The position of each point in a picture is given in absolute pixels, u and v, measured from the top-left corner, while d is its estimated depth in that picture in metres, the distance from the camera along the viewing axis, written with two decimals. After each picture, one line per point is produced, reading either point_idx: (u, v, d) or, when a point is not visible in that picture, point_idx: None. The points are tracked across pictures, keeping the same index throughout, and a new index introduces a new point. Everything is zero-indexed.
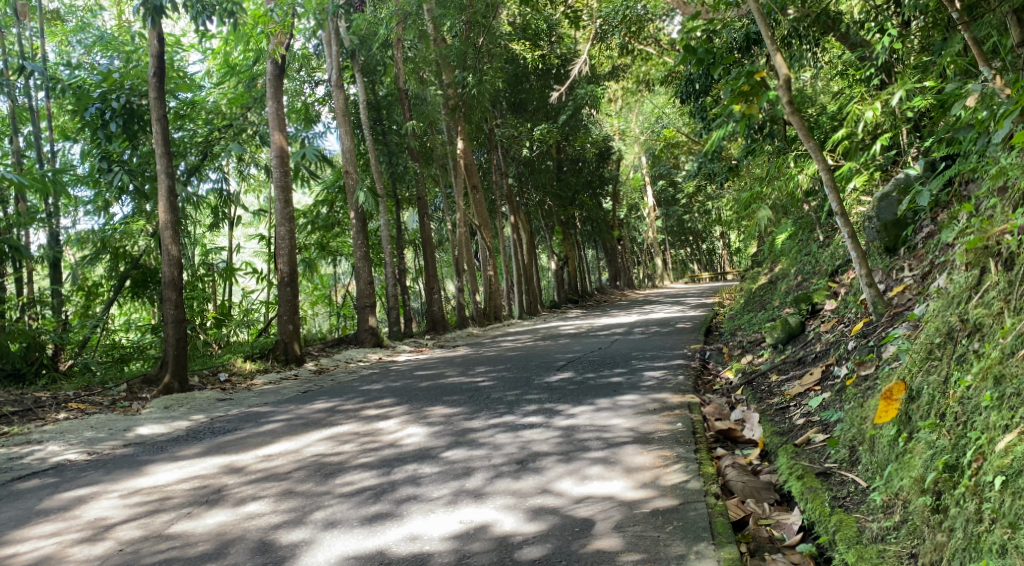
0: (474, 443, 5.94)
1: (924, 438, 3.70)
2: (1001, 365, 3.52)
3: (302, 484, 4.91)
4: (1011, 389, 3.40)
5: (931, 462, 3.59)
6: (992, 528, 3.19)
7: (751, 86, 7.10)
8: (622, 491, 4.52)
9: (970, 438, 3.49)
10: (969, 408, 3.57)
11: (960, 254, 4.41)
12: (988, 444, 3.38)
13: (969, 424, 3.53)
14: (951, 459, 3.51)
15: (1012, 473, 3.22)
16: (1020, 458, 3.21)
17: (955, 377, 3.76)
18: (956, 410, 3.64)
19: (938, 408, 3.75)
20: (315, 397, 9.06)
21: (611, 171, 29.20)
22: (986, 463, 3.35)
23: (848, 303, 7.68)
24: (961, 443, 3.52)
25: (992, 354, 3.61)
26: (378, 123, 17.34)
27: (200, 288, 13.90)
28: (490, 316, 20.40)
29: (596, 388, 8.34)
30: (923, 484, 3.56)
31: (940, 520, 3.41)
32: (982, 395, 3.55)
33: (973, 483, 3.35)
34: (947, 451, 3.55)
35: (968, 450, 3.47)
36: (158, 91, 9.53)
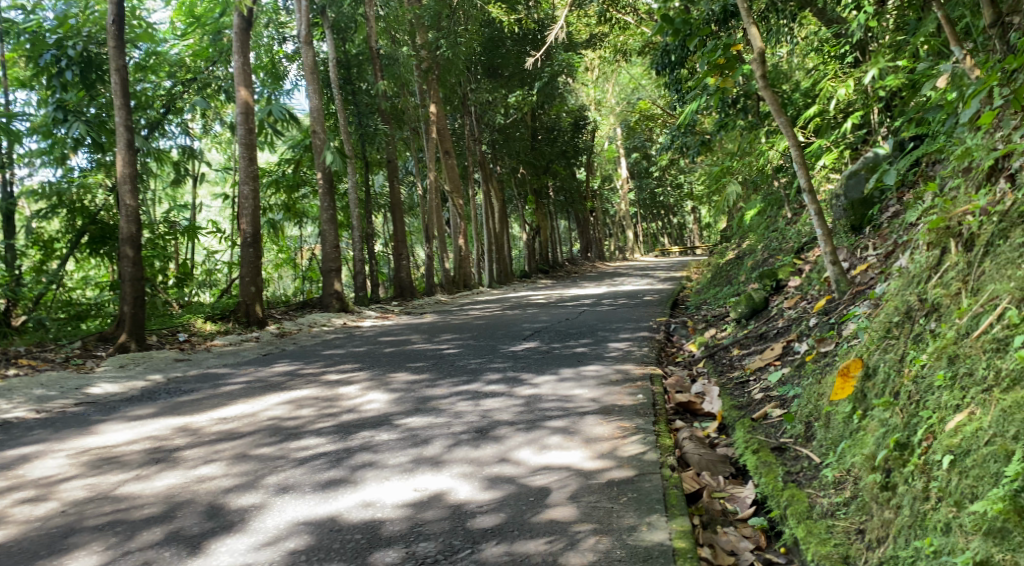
0: (434, 411, 5.92)
1: (878, 416, 3.71)
2: (956, 345, 3.51)
3: (258, 447, 4.87)
4: (964, 368, 3.38)
5: (883, 440, 3.59)
6: (937, 507, 3.14)
7: (727, 60, 7.06)
8: (581, 461, 4.52)
9: (921, 417, 3.46)
10: (922, 388, 3.55)
11: (924, 234, 4.41)
12: (938, 424, 3.36)
13: (921, 403, 3.51)
14: (903, 438, 3.49)
15: (961, 452, 3.17)
16: (968, 438, 3.16)
17: (911, 357, 3.75)
18: (910, 389, 3.62)
19: (892, 387, 3.75)
20: (277, 361, 8.99)
21: (585, 141, 29.15)
22: (935, 442, 3.32)
23: (812, 280, 7.75)
24: (912, 422, 3.50)
25: (948, 334, 3.60)
26: (349, 83, 17.13)
27: (162, 246, 13.46)
28: (459, 284, 20.39)
29: (560, 358, 8.36)
30: (874, 462, 3.56)
31: (888, 497, 3.39)
32: (935, 374, 3.54)
33: (922, 461, 3.32)
34: (899, 429, 3.53)
35: (918, 430, 3.45)
36: (118, 42, 9.35)
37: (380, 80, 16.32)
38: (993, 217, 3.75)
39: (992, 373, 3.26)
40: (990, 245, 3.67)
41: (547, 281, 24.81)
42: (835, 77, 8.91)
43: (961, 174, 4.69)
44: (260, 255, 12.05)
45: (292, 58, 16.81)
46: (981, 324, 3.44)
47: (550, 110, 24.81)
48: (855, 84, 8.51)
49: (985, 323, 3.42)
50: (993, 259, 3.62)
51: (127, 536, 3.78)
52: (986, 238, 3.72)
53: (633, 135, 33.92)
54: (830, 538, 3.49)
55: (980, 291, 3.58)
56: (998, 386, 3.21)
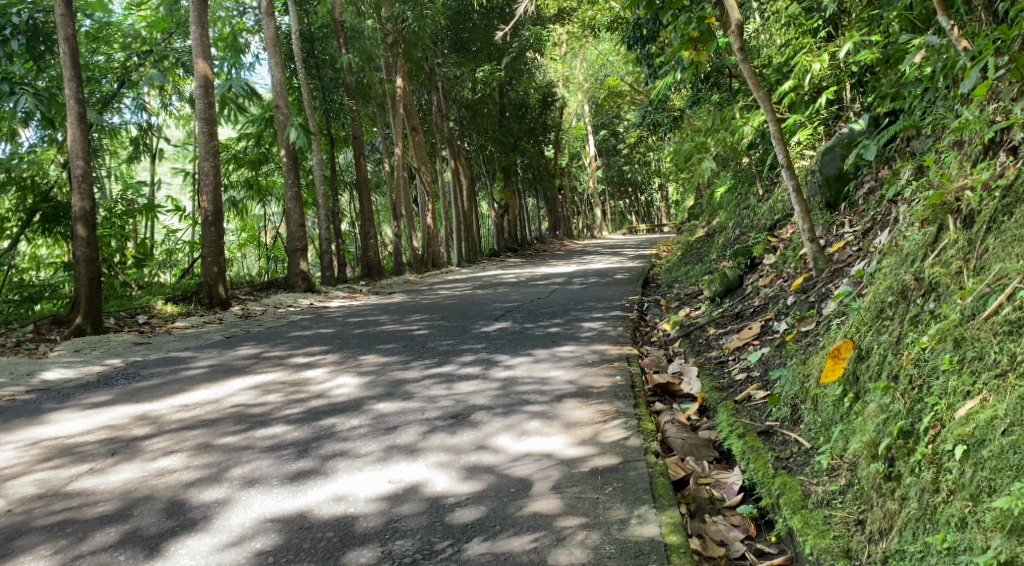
0: (406, 397, 5.73)
1: (876, 401, 3.56)
2: (961, 327, 3.36)
3: (222, 436, 4.64)
4: (972, 352, 3.25)
5: (883, 427, 3.45)
6: (949, 500, 3.03)
7: (702, 33, 6.84)
8: (562, 448, 4.36)
9: (926, 403, 3.32)
10: (925, 371, 3.41)
11: (916, 210, 4.27)
12: (946, 411, 3.21)
13: (925, 388, 3.37)
14: (906, 425, 3.35)
15: (974, 443, 3.05)
16: (982, 427, 3.04)
17: (909, 338, 3.62)
18: (910, 373, 3.48)
19: (889, 369, 3.62)
20: (241, 344, 8.74)
21: (553, 119, 28.92)
22: (944, 430, 3.18)
23: (786, 258, 7.62)
24: (916, 409, 3.36)
25: (951, 315, 3.46)
26: (312, 56, 16.75)
27: (119, 225, 13.19)
28: (428, 263, 20.10)
29: (534, 338, 8.19)
30: (875, 450, 3.43)
31: (892, 488, 3.26)
32: (939, 358, 3.40)
33: (931, 451, 3.18)
34: (902, 416, 3.39)
35: (923, 417, 3.31)
36: (67, 10, 8.95)
37: (344, 53, 15.99)
38: (995, 192, 3.61)
39: (1005, 358, 3.12)
40: (993, 222, 3.53)
41: (517, 259, 24.59)
42: (810, 52, 8.75)
43: (952, 150, 4.55)
44: (222, 234, 11.75)
45: (253, 31, 16.42)
46: (989, 306, 3.29)
47: (518, 87, 24.54)
48: (829, 59, 8.39)
49: (993, 304, 3.28)
50: (997, 237, 3.48)
51: (78, 539, 3.54)
52: (989, 214, 3.58)
53: (601, 113, 33.70)
54: (828, 530, 3.36)
55: (986, 269, 3.44)
56: (1012, 371, 3.06)
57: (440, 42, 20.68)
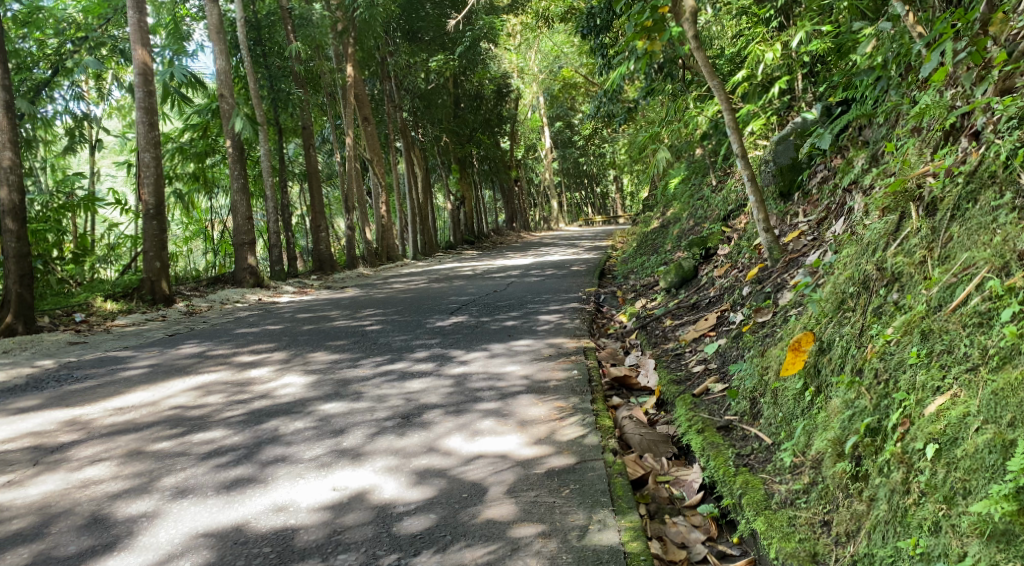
0: (354, 398, 5.55)
1: (841, 397, 3.46)
2: (928, 319, 3.27)
3: (155, 442, 4.59)
4: (941, 345, 3.15)
5: (850, 424, 3.34)
6: (921, 502, 2.91)
7: (655, 22, 6.70)
8: (517, 448, 4.21)
9: (893, 399, 3.22)
10: (891, 365, 3.30)
11: (877, 199, 4.18)
12: (916, 407, 3.10)
13: (892, 383, 3.26)
14: (874, 422, 3.25)
15: (947, 441, 2.93)
16: (954, 425, 2.93)
17: (872, 331, 3.53)
18: (876, 367, 3.38)
19: (853, 363, 3.52)
20: (184, 343, 8.50)
21: (508, 110, 28.75)
22: (914, 428, 3.07)
23: (741, 248, 7.54)
24: (883, 405, 3.25)
25: (917, 306, 3.37)
26: (259, 45, 16.42)
27: (59, 220, 12.92)
28: (382, 256, 19.81)
29: (489, 332, 8.03)
30: (841, 448, 3.32)
31: (860, 489, 3.16)
32: (905, 351, 3.30)
33: (900, 450, 3.07)
34: (869, 413, 3.29)
35: (890, 413, 3.21)
36: None
37: (293, 42, 15.70)
38: (959, 178, 3.53)
39: (976, 351, 3.02)
40: (957, 209, 3.45)
41: (473, 251, 24.37)
42: (762, 42, 8.69)
43: (910, 140, 4.48)
44: (163, 228, 11.46)
45: (196, 18, 16.12)
46: (957, 297, 3.20)
47: (472, 78, 24.33)
48: (781, 48, 8.32)
49: (961, 294, 3.18)
50: (962, 224, 3.39)
51: None
52: (952, 202, 3.51)
53: (556, 104, 33.58)
54: (794, 532, 3.25)
55: (951, 258, 3.35)
56: (984, 365, 2.97)
57: (392, 30, 20.29)
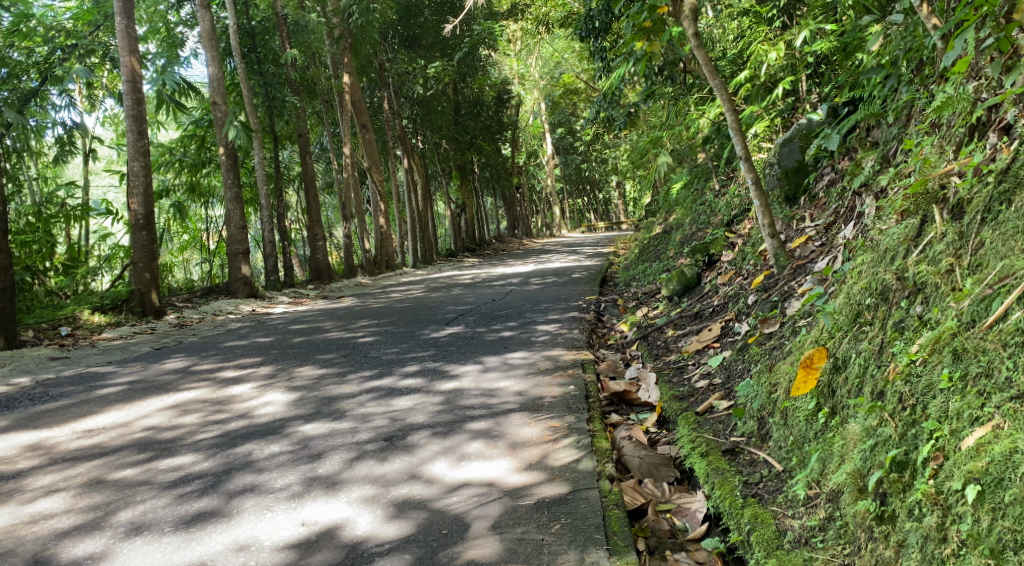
0: (336, 418, 5.24)
1: (861, 423, 3.14)
2: (959, 336, 2.97)
3: (119, 470, 4.32)
4: (977, 368, 2.85)
5: (872, 457, 3.02)
6: (962, 553, 2.63)
7: (654, 23, 6.38)
8: (505, 475, 3.91)
9: (922, 428, 2.91)
10: (918, 389, 2.99)
11: (895, 200, 3.87)
12: (950, 439, 2.81)
13: (920, 410, 2.95)
14: (900, 454, 2.93)
15: (990, 483, 2.64)
16: (999, 464, 2.64)
17: (894, 348, 3.21)
18: (901, 390, 3.07)
19: (875, 384, 3.21)
20: (169, 357, 8.18)
21: (509, 116, 28.46)
22: (949, 464, 2.78)
23: (745, 254, 7.22)
24: (911, 434, 2.94)
25: (946, 321, 3.06)
26: (253, 51, 16.12)
27: (48, 230, 12.60)
28: (382, 265, 19.49)
29: (485, 344, 7.70)
30: (862, 484, 3.00)
31: (887, 532, 2.84)
32: (935, 373, 2.99)
33: (933, 490, 2.77)
34: (894, 444, 2.97)
35: (919, 445, 2.90)
36: None
37: (288, 48, 15.48)
38: (989, 177, 3.23)
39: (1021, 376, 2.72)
40: (988, 211, 3.15)
41: (474, 259, 24.04)
42: (765, 42, 8.40)
43: (930, 140, 4.19)
44: (153, 239, 11.14)
45: (189, 25, 15.86)
46: (994, 311, 2.89)
47: (472, 84, 24.08)
48: (785, 48, 8.01)
49: (998, 308, 2.88)
50: (994, 228, 3.09)
51: None
52: (981, 204, 3.20)
53: (557, 110, 33.33)
54: None
55: (983, 267, 3.05)
56: None
57: (389, 36, 20.03)
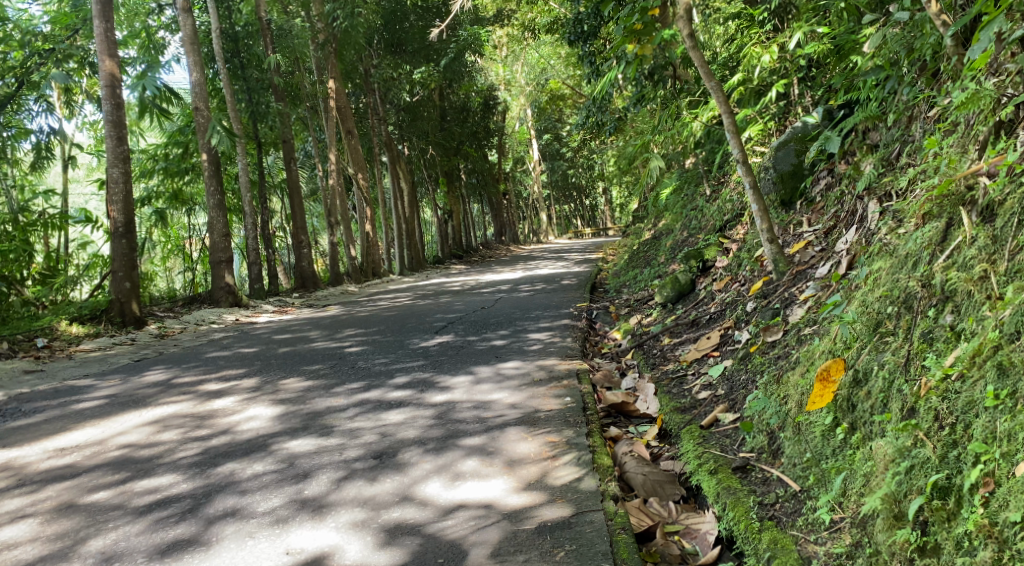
0: (324, 433, 5.02)
1: (892, 442, 3.02)
2: (1001, 348, 2.85)
3: (92, 492, 4.24)
4: None
5: (907, 482, 2.89)
6: None
7: (645, 25, 6.20)
8: (503, 496, 3.77)
9: (966, 449, 2.80)
10: (959, 407, 2.88)
11: (915, 204, 3.73)
12: (1001, 463, 2.67)
13: (961, 429, 2.85)
14: (942, 479, 2.81)
15: None
16: None
17: (925, 362, 3.11)
18: (937, 408, 2.96)
19: (903, 400, 3.10)
20: (149, 369, 7.93)
21: (496, 123, 28.24)
22: (1001, 491, 2.64)
23: (741, 260, 7.02)
24: (952, 456, 2.83)
25: (985, 331, 2.94)
26: (237, 57, 15.86)
27: (26, 238, 12.33)
28: (368, 272, 19.24)
29: (476, 353, 7.47)
30: (898, 510, 2.87)
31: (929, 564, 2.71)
32: (976, 390, 2.88)
33: (986, 521, 2.63)
34: (934, 467, 2.85)
35: (963, 469, 2.78)
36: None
37: (270, 53, 15.23)
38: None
39: None
40: None
41: (461, 266, 23.75)
42: (757, 44, 8.20)
43: (945, 144, 4.01)
44: (133, 247, 10.87)
45: (171, 30, 15.62)
46: None
47: (458, 90, 23.89)
48: (778, 50, 7.81)
49: None
50: None
51: None
52: (1017, 205, 3.09)
53: (544, 116, 33.12)
54: None
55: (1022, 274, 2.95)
56: None
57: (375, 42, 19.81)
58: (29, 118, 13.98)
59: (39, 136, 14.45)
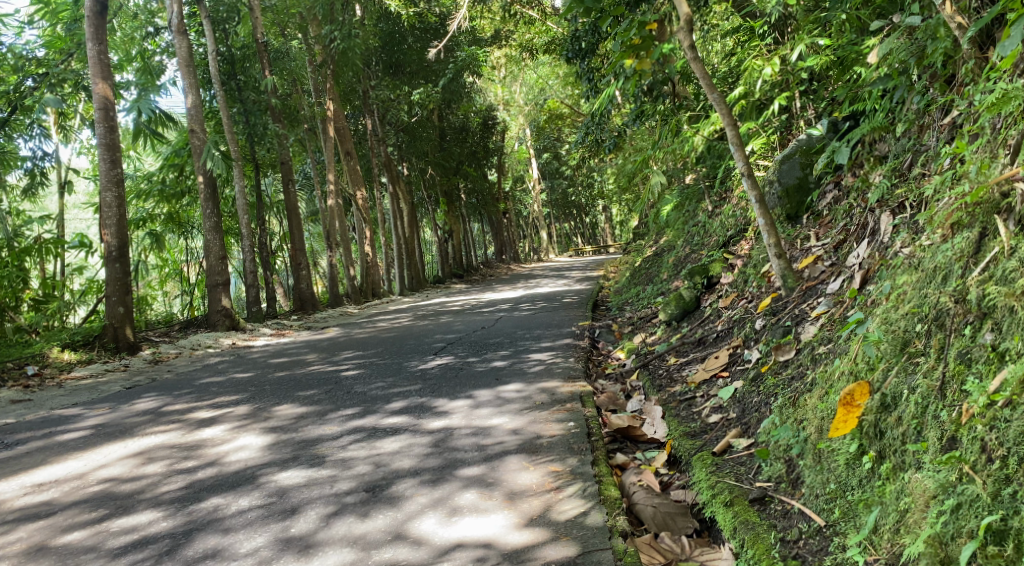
0: (315, 464, 4.77)
1: (935, 477, 2.91)
2: None
3: (67, 532, 4.01)
4: None
5: (955, 523, 2.79)
6: None
7: (644, 39, 5.97)
8: (502, 533, 3.60)
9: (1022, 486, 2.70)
10: (1010, 439, 2.78)
11: (942, 214, 3.55)
12: None
13: (1015, 464, 2.74)
14: (997, 522, 2.71)
15: None
16: None
17: (963, 386, 3.01)
18: (984, 440, 2.85)
19: (941, 428, 3.01)
20: (140, 396, 7.67)
21: (494, 142, 28.06)
22: None
23: (747, 275, 6.79)
24: (1006, 495, 2.72)
25: None
26: (233, 79, 15.66)
27: (20, 265, 12.07)
28: (368, 293, 18.99)
29: (475, 376, 7.22)
30: (944, 554, 2.78)
31: None
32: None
33: None
34: (987, 507, 2.75)
35: (1021, 510, 2.67)
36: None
37: (267, 75, 15.02)
38: None
39: None
40: None
41: (462, 285, 23.50)
42: (760, 56, 7.97)
43: (969, 153, 3.79)
44: (127, 271, 10.62)
45: (167, 52, 15.43)
46: None
47: (456, 110, 23.73)
48: (780, 63, 7.59)
49: None
50: None
51: None
52: None
53: (543, 135, 32.97)
54: None
55: None
56: None
57: (372, 63, 19.64)
58: (23, 142, 13.77)
59: (33, 160, 14.24)
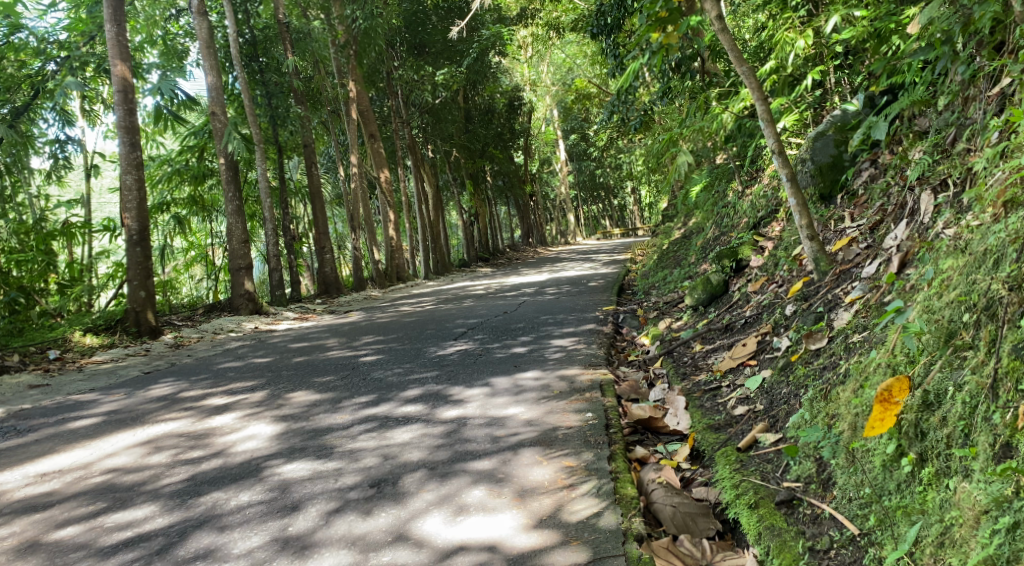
0: (322, 454, 4.57)
1: (988, 488, 2.72)
2: None
3: (61, 527, 3.85)
4: None
5: (1011, 541, 2.60)
6: None
7: (671, 12, 5.67)
8: (509, 535, 3.46)
9: None
10: None
11: (996, 196, 3.28)
12: None
13: None
14: None
15: None
16: None
17: (1019, 386, 2.80)
18: None
19: (993, 434, 2.80)
20: (156, 382, 7.52)
21: (521, 123, 27.74)
22: None
23: (778, 258, 6.50)
24: None
25: None
26: (255, 61, 15.35)
27: (44, 249, 11.96)
28: (393, 277, 18.79)
29: (495, 362, 6.99)
30: None
31: None
32: None
33: None
34: None
35: None
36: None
37: (290, 56, 14.87)
38: None
39: None
40: None
41: (488, 268, 23.28)
42: (792, 28, 7.62)
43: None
44: (148, 255, 10.48)
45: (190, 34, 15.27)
46: None
47: (482, 91, 23.44)
48: (813, 35, 7.26)
49: None
50: None
51: None
52: None
53: (571, 116, 32.59)
54: None
55: None
56: None
57: (396, 43, 19.37)
58: (46, 125, 13.67)
59: (57, 143, 14.12)
